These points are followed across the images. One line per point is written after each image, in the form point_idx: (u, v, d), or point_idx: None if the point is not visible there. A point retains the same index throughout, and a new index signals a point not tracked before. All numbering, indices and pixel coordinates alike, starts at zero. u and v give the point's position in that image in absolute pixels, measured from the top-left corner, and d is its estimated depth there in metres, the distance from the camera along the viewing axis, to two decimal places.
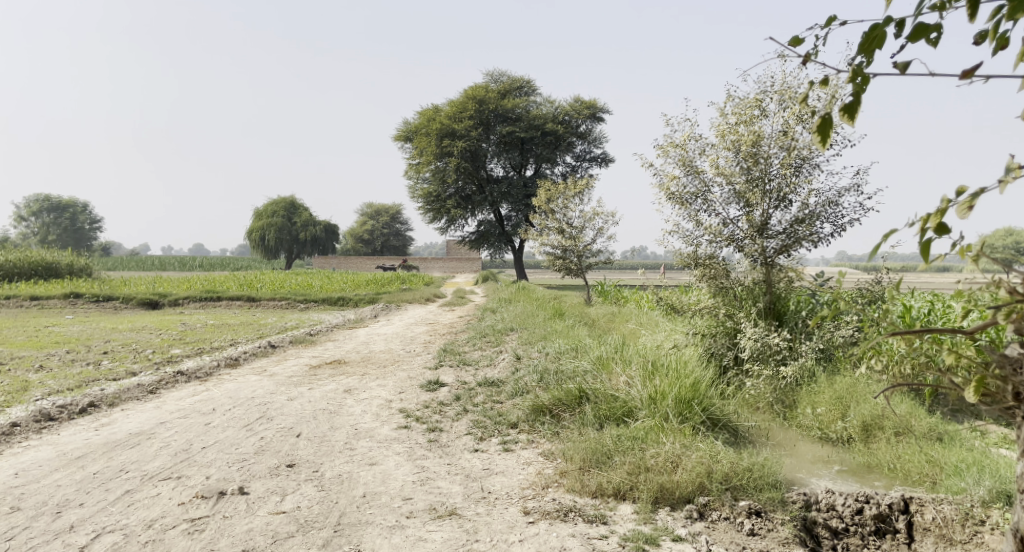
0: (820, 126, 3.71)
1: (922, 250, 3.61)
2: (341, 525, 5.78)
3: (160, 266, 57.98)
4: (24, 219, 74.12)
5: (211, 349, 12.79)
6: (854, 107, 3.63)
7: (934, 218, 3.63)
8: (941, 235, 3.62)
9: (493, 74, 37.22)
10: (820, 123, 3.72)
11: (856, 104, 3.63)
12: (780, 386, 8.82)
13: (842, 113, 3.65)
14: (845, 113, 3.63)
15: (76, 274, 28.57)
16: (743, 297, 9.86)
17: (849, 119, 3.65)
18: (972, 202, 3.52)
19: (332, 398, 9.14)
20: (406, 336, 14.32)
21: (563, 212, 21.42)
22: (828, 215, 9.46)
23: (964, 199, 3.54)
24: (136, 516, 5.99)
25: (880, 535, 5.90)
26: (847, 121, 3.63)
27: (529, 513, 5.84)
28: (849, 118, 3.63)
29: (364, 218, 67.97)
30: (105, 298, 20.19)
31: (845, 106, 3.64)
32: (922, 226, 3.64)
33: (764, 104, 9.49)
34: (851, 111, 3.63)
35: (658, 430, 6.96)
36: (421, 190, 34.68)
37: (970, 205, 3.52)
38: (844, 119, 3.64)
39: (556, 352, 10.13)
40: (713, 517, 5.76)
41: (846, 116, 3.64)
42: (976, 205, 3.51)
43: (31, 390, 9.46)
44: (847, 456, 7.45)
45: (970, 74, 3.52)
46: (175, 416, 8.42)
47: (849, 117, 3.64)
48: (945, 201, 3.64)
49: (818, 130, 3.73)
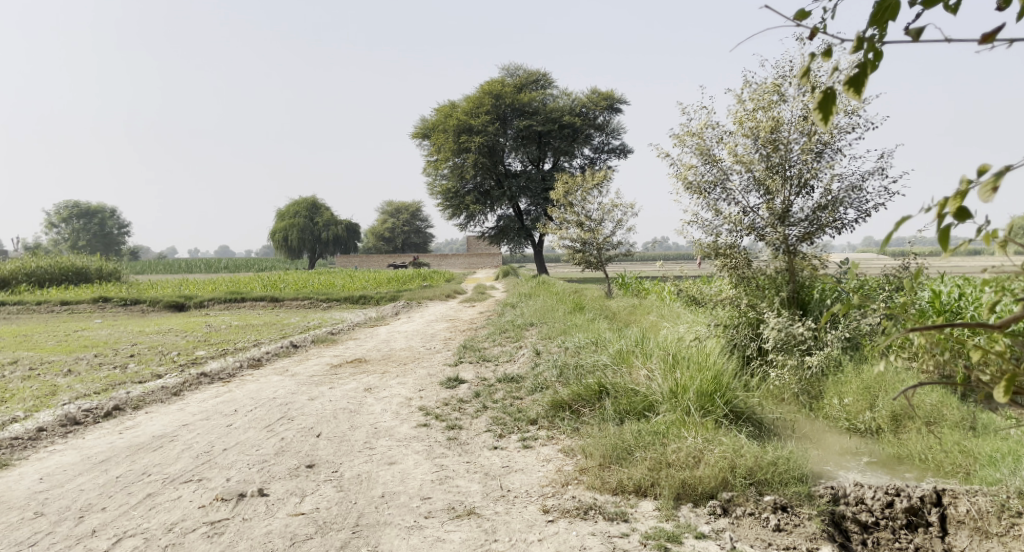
0: (822, 101, 3.58)
1: (942, 237, 3.46)
2: (360, 526, 5.72)
3: (186, 268, 58.64)
4: (54, 225, 75.29)
5: (235, 349, 12.83)
6: (860, 81, 3.50)
7: (952, 202, 3.46)
8: (962, 220, 3.45)
9: (509, 68, 37.02)
10: (822, 98, 3.59)
11: (862, 79, 3.50)
12: (806, 377, 8.62)
13: (847, 87, 3.51)
14: (850, 88, 3.50)
15: (105, 278, 29.00)
16: (766, 286, 9.68)
17: (855, 93, 3.51)
18: (997, 183, 3.35)
19: (353, 397, 9.11)
20: (427, 333, 14.29)
21: (581, 205, 21.24)
22: (852, 200, 9.24)
23: (988, 179, 3.37)
24: (157, 520, 5.99)
25: (911, 529, 5.70)
26: (852, 95, 3.50)
27: (549, 512, 5.75)
28: (855, 93, 3.49)
29: (385, 217, 68.25)
30: (133, 302, 20.35)
31: (850, 80, 3.50)
32: (941, 211, 3.48)
33: (782, 89, 9.28)
34: (857, 84, 3.50)
35: (680, 424, 6.83)
36: (441, 187, 34.80)
37: (994, 187, 3.35)
38: (849, 93, 3.51)
39: (576, 347, 10.02)
40: (737, 513, 5.63)
41: (851, 91, 3.50)
42: (1000, 186, 3.34)
43: (59, 394, 9.53)
44: (876, 447, 7.29)
45: (990, 38, 3.35)
46: (197, 418, 8.43)
47: (855, 91, 3.50)
48: (965, 184, 3.47)
49: (820, 106, 3.60)
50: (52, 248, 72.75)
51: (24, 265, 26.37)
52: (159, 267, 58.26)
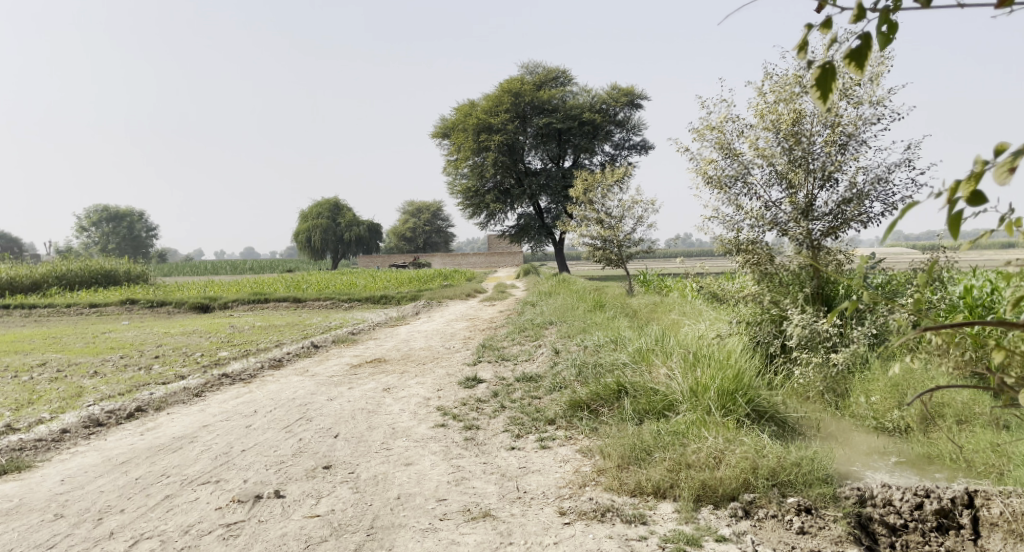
0: (820, 78, 3.45)
1: (953, 223, 3.30)
2: (375, 528, 5.65)
3: (212, 270, 59.17)
4: (84, 229, 76.34)
5: (257, 350, 12.88)
6: (862, 54, 3.36)
7: (965, 186, 3.30)
8: (975, 204, 3.29)
9: (528, 66, 36.83)
10: (820, 74, 3.46)
11: (864, 51, 3.36)
12: (831, 375, 8.42)
13: (849, 61, 3.38)
14: (852, 61, 3.36)
15: (134, 281, 29.37)
16: (790, 282, 9.49)
17: (856, 67, 3.37)
18: (1014, 163, 3.19)
19: (371, 397, 9.05)
20: (446, 333, 14.23)
21: (601, 202, 21.05)
22: (878, 193, 9.03)
23: (1003, 159, 3.22)
24: (174, 522, 5.96)
25: (942, 532, 5.49)
26: (853, 69, 3.36)
27: (565, 514, 5.64)
28: (856, 67, 3.36)
29: (405, 216, 68.51)
30: (160, 304, 20.48)
31: (852, 54, 3.36)
32: (952, 197, 3.32)
33: (804, 80, 9.10)
34: (858, 57, 3.36)
35: (701, 424, 6.66)
36: (461, 186, 34.86)
37: (1011, 167, 3.19)
38: (850, 67, 3.37)
39: (595, 345, 9.93)
40: (759, 515, 5.48)
41: (853, 64, 3.37)
42: (1017, 166, 3.18)
43: (84, 396, 9.58)
44: (904, 447, 7.10)
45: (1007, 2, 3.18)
46: (218, 418, 8.42)
47: (856, 65, 3.36)
48: (980, 165, 3.32)
49: (817, 82, 3.47)
50: (83, 251, 73.73)
51: (55, 269, 26.71)
52: (187, 270, 58.82)
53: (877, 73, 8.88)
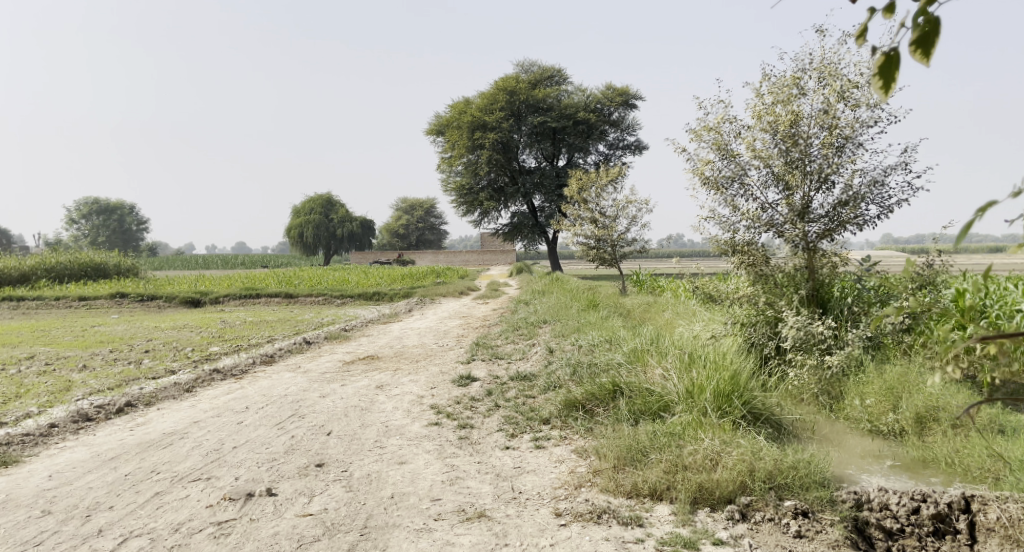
0: (884, 66, 3.42)
1: None
2: (368, 528, 5.60)
3: (204, 264, 58.87)
4: (74, 222, 75.73)
5: (249, 345, 12.78)
6: (929, 41, 3.33)
7: None
8: None
9: (524, 64, 36.71)
10: (884, 62, 3.43)
11: (931, 37, 3.33)
12: (826, 377, 8.42)
13: (915, 49, 3.35)
14: (919, 49, 3.34)
15: (124, 274, 29.09)
16: (784, 284, 9.50)
17: (922, 55, 3.34)
18: None
19: (364, 394, 8.99)
20: (439, 330, 14.16)
21: (595, 201, 20.99)
22: (874, 196, 9.03)
23: None
24: (164, 519, 5.89)
25: (939, 536, 5.47)
26: (919, 57, 3.34)
27: (561, 515, 5.60)
28: (922, 54, 3.33)
29: (399, 213, 68.23)
30: (150, 297, 20.33)
31: (919, 42, 3.34)
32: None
33: (802, 82, 9.10)
34: (926, 44, 3.33)
35: (697, 426, 6.64)
36: (455, 184, 34.79)
37: None
38: (916, 55, 3.34)
39: (590, 345, 9.90)
40: (756, 518, 5.46)
41: (920, 52, 3.34)
42: None
43: (73, 389, 9.48)
44: (899, 450, 7.09)
45: None
46: (209, 414, 8.34)
47: (922, 53, 3.34)
48: None
49: (880, 70, 3.44)
50: (73, 244, 73.21)
51: (44, 261, 26.49)
52: (177, 264, 58.55)
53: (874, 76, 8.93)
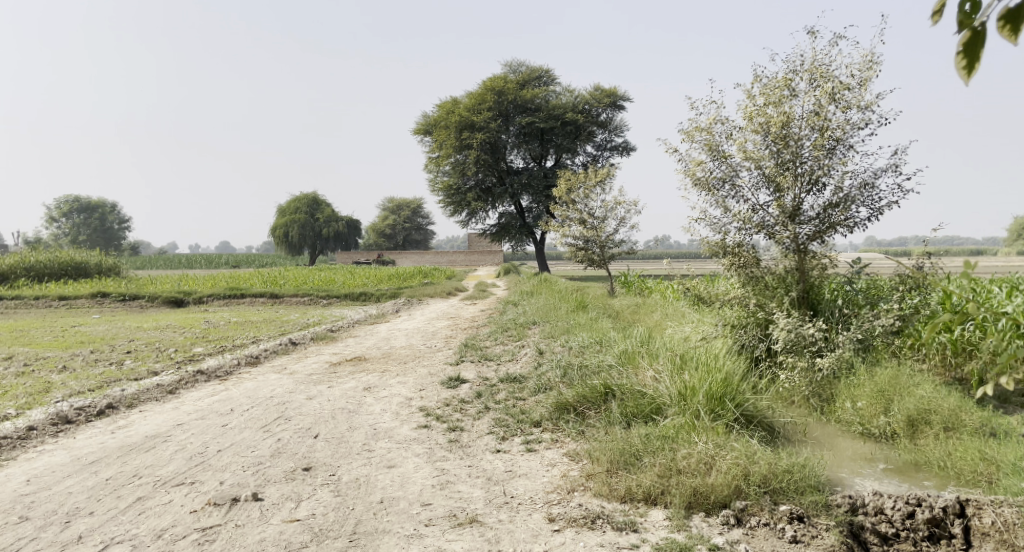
0: (972, 41, 3.35)
1: None
2: (357, 533, 5.50)
3: (188, 263, 58.32)
4: (55, 221, 74.85)
5: (233, 346, 12.61)
6: (1018, 17, 3.32)
7: None
8: None
9: (512, 64, 36.63)
10: (971, 38, 3.36)
11: (1019, 14, 3.32)
12: (816, 379, 8.39)
13: (1003, 25, 3.32)
14: (1008, 25, 3.32)
15: (105, 273, 28.66)
16: (774, 286, 9.47)
17: (1009, 32, 3.32)
18: None
19: (351, 396, 8.86)
20: (427, 331, 14.05)
21: (584, 202, 20.93)
22: (864, 198, 9.02)
23: None
24: (146, 525, 5.76)
25: (934, 541, 5.43)
26: (1008, 33, 3.32)
27: (554, 520, 5.52)
28: (1011, 30, 3.31)
29: (385, 214, 67.83)
30: (132, 297, 20.06)
31: (1009, 17, 3.31)
32: None
33: (794, 83, 9.07)
34: (1014, 20, 3.32)
35: (690, 429, 6.59)
36: (442, 184, 34.64)
37: None
38: (1005, 31, 3.32)
39: (580, 346, 9.82)
40: (752, 523, 5.40)
41: (1010, 27, 3.32)
42: None
43: (52, 391, 9.29)
44: (892, 453, 7.06)
45: None
46: (192, 417, 8.19)
47: (1011, 29, 3.32)
48: None
49: (966, 47, 3.37)
50: (53, 243, 72.34)
51: (23, 260, 26.09)
52: (160, 263, 57.96)
53: (866, 78, 8.92)
